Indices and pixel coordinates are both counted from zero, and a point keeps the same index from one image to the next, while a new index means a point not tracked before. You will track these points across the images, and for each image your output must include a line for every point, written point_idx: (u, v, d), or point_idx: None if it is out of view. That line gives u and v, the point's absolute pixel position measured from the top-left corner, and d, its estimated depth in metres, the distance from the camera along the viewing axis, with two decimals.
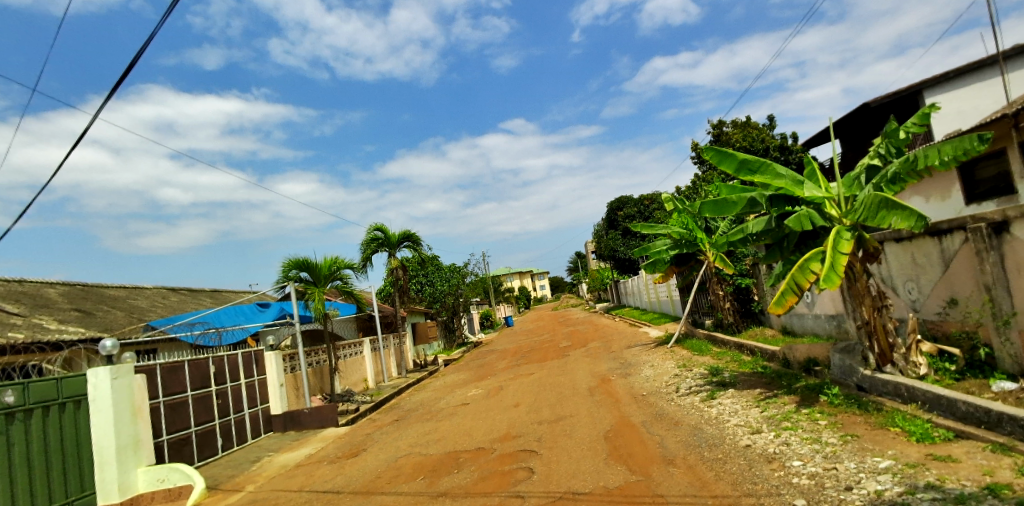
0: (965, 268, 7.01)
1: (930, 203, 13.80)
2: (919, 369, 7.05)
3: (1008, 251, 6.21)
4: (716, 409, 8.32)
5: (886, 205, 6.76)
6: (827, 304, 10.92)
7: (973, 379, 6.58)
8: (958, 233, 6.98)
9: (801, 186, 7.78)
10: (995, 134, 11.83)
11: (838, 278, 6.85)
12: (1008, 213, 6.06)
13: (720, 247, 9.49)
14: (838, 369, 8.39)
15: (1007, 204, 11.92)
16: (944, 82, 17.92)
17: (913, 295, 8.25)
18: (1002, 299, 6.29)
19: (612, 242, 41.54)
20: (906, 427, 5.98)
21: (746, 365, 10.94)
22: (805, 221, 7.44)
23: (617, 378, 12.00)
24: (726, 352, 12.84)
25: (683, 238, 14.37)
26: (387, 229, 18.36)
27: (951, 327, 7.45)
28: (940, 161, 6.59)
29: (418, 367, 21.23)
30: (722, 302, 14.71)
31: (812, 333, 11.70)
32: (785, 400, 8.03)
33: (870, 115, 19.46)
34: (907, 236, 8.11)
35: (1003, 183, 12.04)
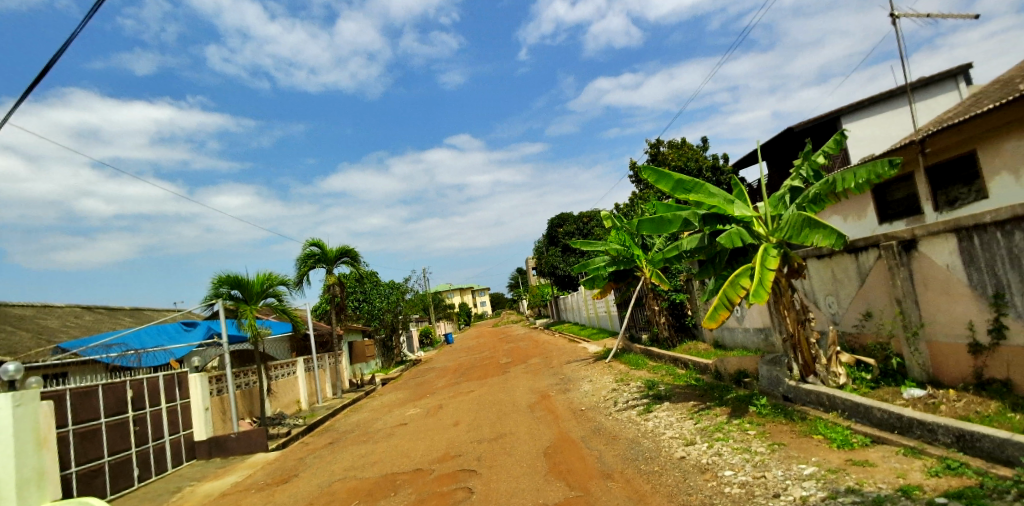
0: (878, 283, 7.52)
1: (847, 223, 14.74)
2: (839, 378, 7.43)
3: (915, 268, 6.68)
4: (652, 422, 8.50)
5: (809, 224, 7.14)
6: (755, 318, 11.45)
7: (886, 386, 7.01)
8: (872, 250, 7.50)
9: (731, 205, 8.11)
10: (903, 159, 12.50)
11: (767, 292, 7.15)
12: (916, 232, 6.55)
13: (655, 263, 9.73)
14: (766, 380, 8.73)
15: (915, 224, 12.63)
16: (858, 110, 19.31)
17: (833, 308, 8.74)
18: (911, 312, 6.77)
19: (552, 258, 41.95)
20: (827, 434, 6.30)
21: (679, 378, 11.27)
22: (736, 238, 7.74)
23: (556, 393, 12.10)
24: (661, 365, 13.18)
25: (621, 256, 14.79)
26: (323, 245, 17.86)
27: (867, 338, 7.94)
28: (856, 184, 7.06)
29: (355, 387, 20.66)
30: (657, 317, 15.15)
31: (742, 346, 12.20)
32: (717, 412, 8.32)
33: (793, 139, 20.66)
34: (827, 253, 8.62)
35: (913, 204, 12.76)
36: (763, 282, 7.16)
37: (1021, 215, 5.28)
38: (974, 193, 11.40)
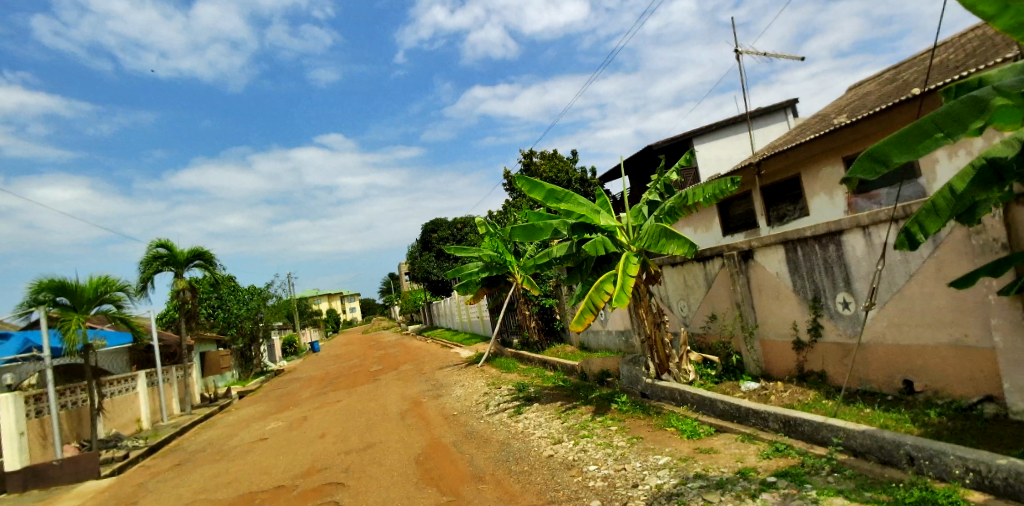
0: (722, 288, 8.41)
1: (697, 234, 16.21)
2: (688, 375, 8.17)
3: (752, 275, 7.58)
4: (522, 423, 8.74)
5: (665, 235, 7.75)
6: (617, 321, 12.27)
7: (727, 381, 7.85)
8: (717, 259, 8.38)
9: (598, 215, 8.60)
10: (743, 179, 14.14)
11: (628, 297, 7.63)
12: (753, 243, 7.43)
13: (527, 269, 10.04)
14: (626, 379, 9.37)
15: (751, 237, 14.36)
16: (707, 132, 21.54)
17: (684, 311, 9.62)
18: (748, 314, 7.65)
19: (426, 263, 41.58)
20: (679, 426, 6.91)
21: (548, 380, 11.73)
22: (601, 247, 8.20)
23: (429, 399, 12.00)
24: (531, 368, 13.63)
25: (494, 261, 14.80)
26: (172, 246, 16.09)
27: (712, 338, 8.84)
28: (704, 198, 7.83)
29: (208, 402, 18.84)
30: (528, 322, 15.64)
31: (605, 348, 13.01)
32: (583, 410, 8.77)
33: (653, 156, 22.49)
34: (680, 261, 9.48)
35: (750, 219, 14.49)
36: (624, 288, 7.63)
37: (833, 230, 6.19)
38: (798, 210, 13.08)
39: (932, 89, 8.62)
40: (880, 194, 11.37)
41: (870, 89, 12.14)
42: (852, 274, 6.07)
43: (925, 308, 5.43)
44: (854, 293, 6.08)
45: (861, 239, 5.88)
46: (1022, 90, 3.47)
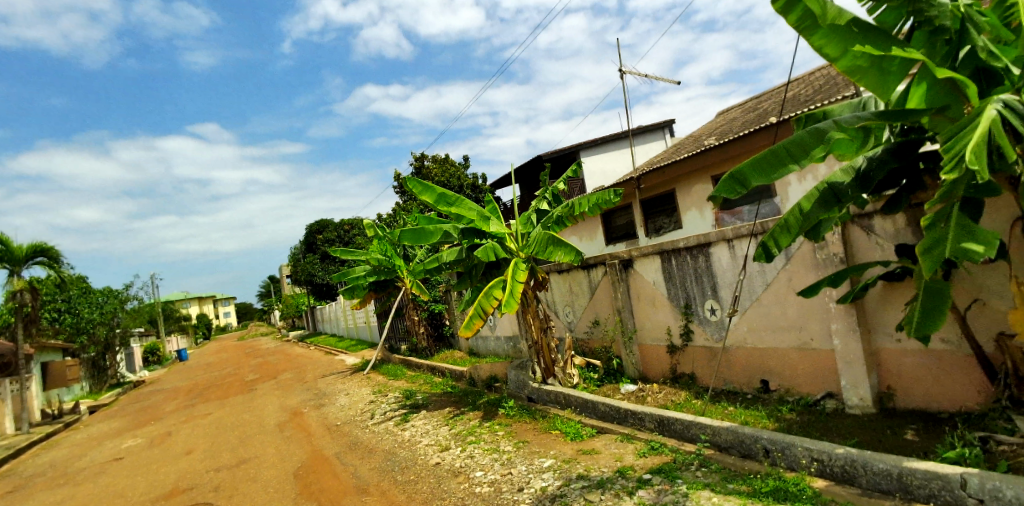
0: (604, 295, 8.82)
1: (582, 242, 17.07)
2: (572, 378, 8.41)
3: (631, 283, 8.02)
4: (409, 431, 8.53)
5: (552, 242, 7.86)
6: (505, 327, 12.41)
7: (608, 384, 8.21)
8: (600, 267, 8.78)
9: (488, 221, 8.60)
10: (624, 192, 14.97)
11: (517, 302, 7.68)
12: (633, 253, 7.85)
13: (416, 274, 9.84)
14: (513, 384, 9.48)
15: (631, 247, 15.25)
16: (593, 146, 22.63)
17: (569, 317, 9.95)
18: (627, 320, 8.08)
19: (309, 266, 39.46)
20: (562, 428, 7.10)
21: (436, 386, 11.58)
22: (491, 253, 8.18)
23: (310, 409, 11.34)
24: (419, 375, 13.38)
25: (383, 265, 14.42)
26: (6, 240, 13.83)
27: (595, 343, 9.22)
28: (588, 207, 8.11)
29: (50, 418, 16.41)
30: (417, 327, 15.36)
31: (494, 353, 13.12)
32: (470, 416, 8.74)
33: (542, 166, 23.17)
34: (566, 269, 9.80)
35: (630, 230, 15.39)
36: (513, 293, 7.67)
37: (703, 243, 6.72)
38: (673, 222, 14.11)
39: (786, 119, 9.72)
40: (742, 211, 12.66)
41: (736, 115, 13.42)
42: (719, 283, 6.62)
43: (778, 314, 6.07)
44: (720, 301, 6.63)
45: (727, 252, 6.43)
46: (856, 125, 3.99)
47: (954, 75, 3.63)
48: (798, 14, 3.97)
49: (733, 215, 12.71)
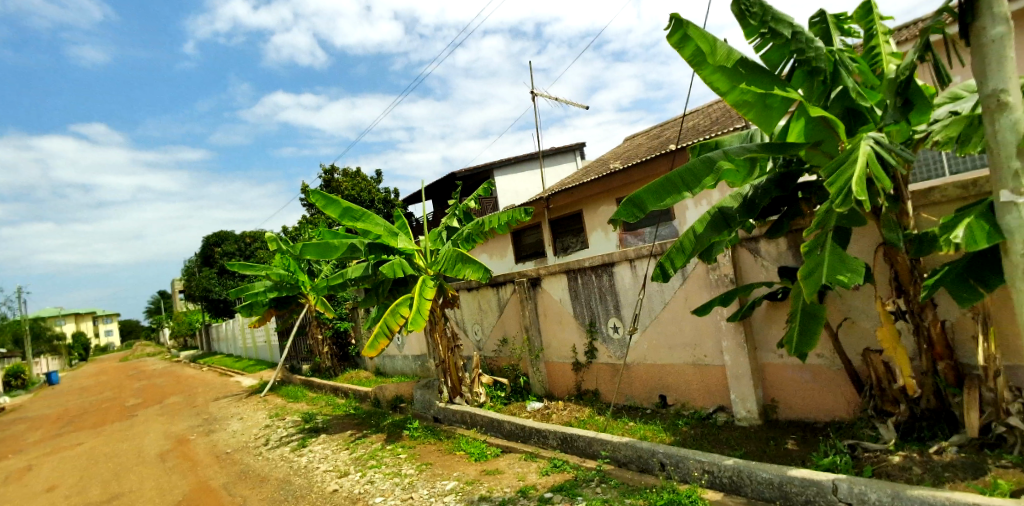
0: (512, 313, 8.83)
1: (492, 260, 17.22)
2: (479, 397, 8.28)
3: (539, 301, 8.09)
4: (306, 457, 8.01)
5: (461, 259, 7.71)
6: (413, 346, 12.11)
7: (515, 402, 8.18)
8: (509, 285, 8.80)
9: (395, 237, 8.37)
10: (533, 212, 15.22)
11: (423, 321, 7.40)
12: (541, 272, 7.94)
13: (319, 291, 9.40)
14: (419, 404, 9.21)
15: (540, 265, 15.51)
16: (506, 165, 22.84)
17: (477, 335, 9.87)
18: (534, 338, 8.12)
19: (205, 280, 36.68)
20: (467, 449, 6.95)
21: (338, 408, 11.03)
22: (398, 269, 7.92)
23: (197, 436, 10.40)
24: (321, 396, 12.71)
25: (285, 281, 13.67)
26: None
27: (502, 361, 9.18)
28: (499, 225, 8.08)
29: None
30: (321, 347, 14.62)
31: (401, 373, 12.75)
32: (373, 439, 8.36)
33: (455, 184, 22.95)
34: (475, 286, 9.73)
35: (537, 249, 15.67)
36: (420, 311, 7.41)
37: (606, 262, 6.91)
38: (580, 242, 14.44)
39: (683, 147, 10.35)
40: (644, 233, 12.99)
41: (640, 142, 14.11)
42: (621, 302, 6.81)
43: (675, 332, 6.33)
44: (622, 318, 6.83)
45: (629, 271, 6.65)
46: (743, 156, 4.27)
47: (826, 114, 3.94)
48: (692, 49, 4.24)
49: (635, 236, 13.23)
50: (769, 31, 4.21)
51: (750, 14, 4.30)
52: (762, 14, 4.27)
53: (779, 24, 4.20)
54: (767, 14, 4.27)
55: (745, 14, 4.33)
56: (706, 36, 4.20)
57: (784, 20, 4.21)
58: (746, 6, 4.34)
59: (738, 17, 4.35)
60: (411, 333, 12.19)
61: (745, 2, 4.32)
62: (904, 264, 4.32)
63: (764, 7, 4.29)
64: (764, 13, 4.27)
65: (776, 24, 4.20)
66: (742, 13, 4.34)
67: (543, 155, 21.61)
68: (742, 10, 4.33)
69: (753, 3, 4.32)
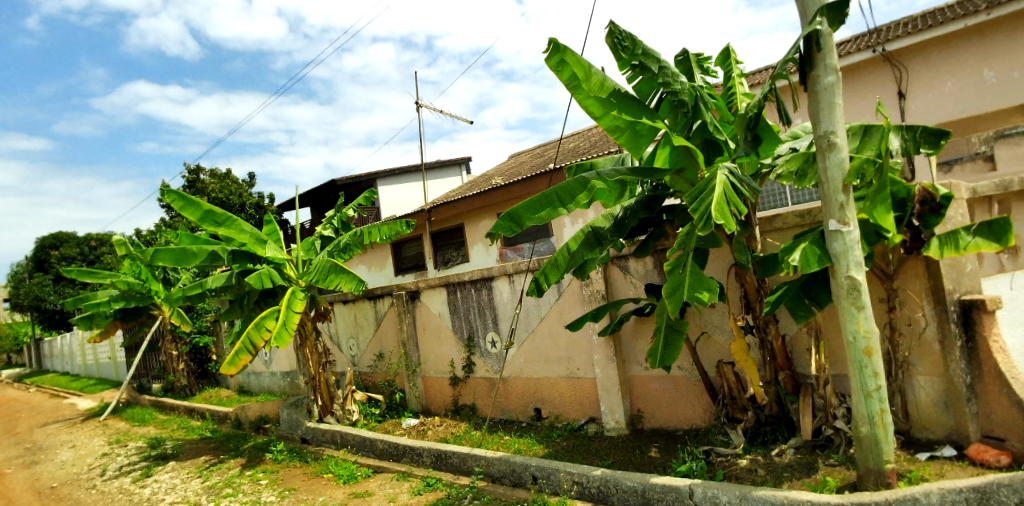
0: (390, 327, 8.55)
1: (370, 272, 16.68)
2: (351, 415, 7.87)
3: (417, 314, 7.92)
4: (148, 489, 7.08)
5: (335, 270, 7.24)
6: (282, 361, 11.29)
7: (389, 419, 7.87)
8: (387, 298, 8.51)
9: (263, 245, 7.65)
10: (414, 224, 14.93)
11: (289, 335, 6.75)
12: (420, 285, 7.78)
13: (173, 301, 8.45)
14: (285, 424, 8.58)
15: (419, 278, 15.25)
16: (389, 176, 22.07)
17: (352, 350, 9.42)
18: (412, 352, 7.92)
19: (36, 288, 31.75)
20: (335, 471, 6.54)
21: (192, 431, 9.94)
22: (267, 279, 7.29)
23: (9, 471, 8.81)
24: (173, 418, 11.40)
25: (134, 290, 12.17)
26: None
27: (378, 377, 8.83)
28: (379, 237, 7.80)
29: None
30: (174, 364, 13.13)
31: (267, 391, 11.84)
32: (230, 465, 7.61)
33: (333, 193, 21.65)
34: (351, 299, 9.30)
35: (418, 261, 15.40)
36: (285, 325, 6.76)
37: (485, 276, 6.91)
38: (460, 256, 14.36)
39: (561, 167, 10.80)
40: (523, 248, 13.03)
41: (524, 160, 14.46)
42: (499, 316, 6.83)
43: (549, 346, 6.46)
44: (500, 333, 6.84)
45: (507, 286, 6.69)
46: (614, 178, 4.45)
47: (687, 144, 4.22)
48: (568, 74, 4.35)
49: (514, 251, 13.31)
50: (639, 65, 4.43)
51: (621, 47, 4.48)
52: (633, 48, 4.47)
53: (648, 58, 4.43)
54: (638, 48, 4.47)
55: (618, 47, 4.50)
56: (581, 62, 4.35)
57: (653, 55, 4.46)
58: (619, 39, 4.52)
59: (611, 49, 4.51)
60: (279, 348, 11.37)
61: (618, 34, 4.49)
62: (752, 284, 4.72)
63: (635, 41, 4.49)
64: (635, 47, 4.47)
65: (646, 58, 4.43)
66: (615, 45, 4.50)
67: (429, 167, 21.29)
68: (616, 43, 4.49)
69: (626, 36, 4.50)
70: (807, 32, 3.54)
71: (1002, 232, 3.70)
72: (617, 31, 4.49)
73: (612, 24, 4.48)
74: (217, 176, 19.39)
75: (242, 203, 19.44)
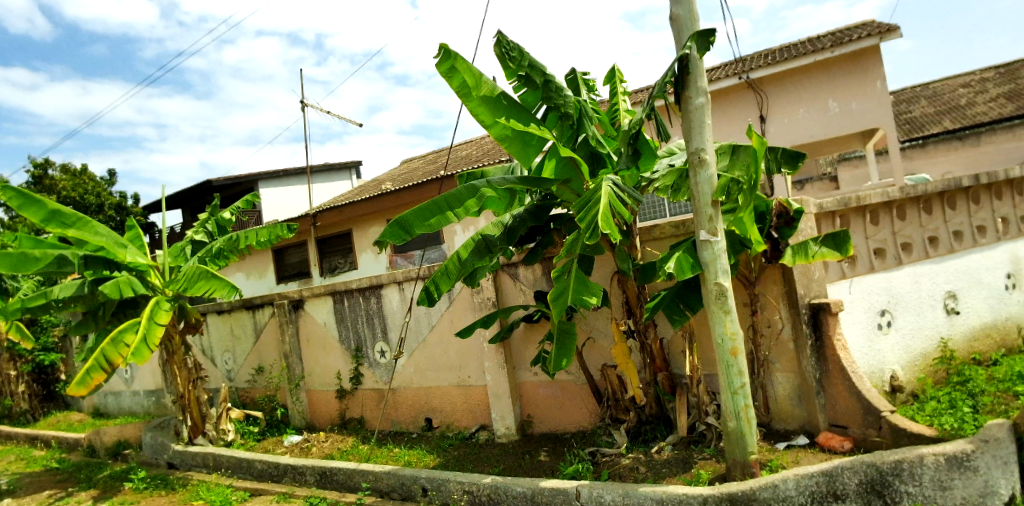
0: (270, 339, 8.04)
1: (249, 280, 15.64)
2: (227, 435, 7.27)
3: (301, 325, 7.53)
4: None
5: (204, 276, 6.67)
6: (146, 379, 10.22)
7: (270, 437, 7.38)
8: (267, 308, 7.99)
9: (123, 249, 6.83)
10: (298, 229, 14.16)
11: (149, 351, 6.09)
12: (303, 293, 7.41)
13: (10, 314, 7.34)
14: (148, 449, 7.76)
15: (304, 286, 14.51)
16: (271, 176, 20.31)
17: (228, 365, 8.74)
18: (295, 365, 7.52)
19: None
20: (207, 497, 5.98)
21: (32, 463, 8.67)
22: (125, 288, 6.54)
23: None
24: (8, 449, 9.88)
25: None
26: None
27: (257, 392, 8.26)
28: (256, 242, 7.31)
29: None
30: (12, 386, 11.41)
31: (129, 412, 10.67)
32: (79, 499, 6.71)
33: (204, 194, 19.61)
34: (226, 309, 8.62)
35: (302, 269, 14.65)
36: (145, 339, 6.11)
37: (374, 284, 6.70)
38: (348, 263, 13.83)
39: (452, 175, 10.83)
40: (414, 255, 12.74)
41: (417, 166, 14.28)
42: (389, 325, 6.64)
43: (441, 355, 6.41)
44: (389, 343, 6.66)
45: (397, 294, 6.52)
46: (504, 186, 4.49)
47: (573, 154, 4.35)
48: (458, 80, 4.35)
49: (405, 258, 12.97)
50: (526, 75, 4.52)
51: (508, 58, 4.54)
52: (520, 59, 4.54)
53: (534, 70, 4.53)
54: (525, 60, 4.56)
55: (505, 57, 4.56)
56: (471, 69, 4.35)
57: (539, 67, 4.56)
58: (506, 49, 4.58)
59: (498, 58, 4.56)
60: (143, 365, 10.29)
61: (505, 45, 4.54)
62: (634, 290, 4.96)
63: (522, 53, 4.57)
64: (522, 58, 4.55)
65: (532, 70, 4.53)
66: (502, 55, 4.55)
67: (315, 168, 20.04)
68: (503, 53, 4.55)
69: (513, 47, 4.57)
70: (679, 56, 3.81)
71: (843, 242, 4.26)
72: (504, 41, 4.54)
73: (500, 34, 4.52)
74: (70, 173, 17.24)
75: (100, 203, 17.42)
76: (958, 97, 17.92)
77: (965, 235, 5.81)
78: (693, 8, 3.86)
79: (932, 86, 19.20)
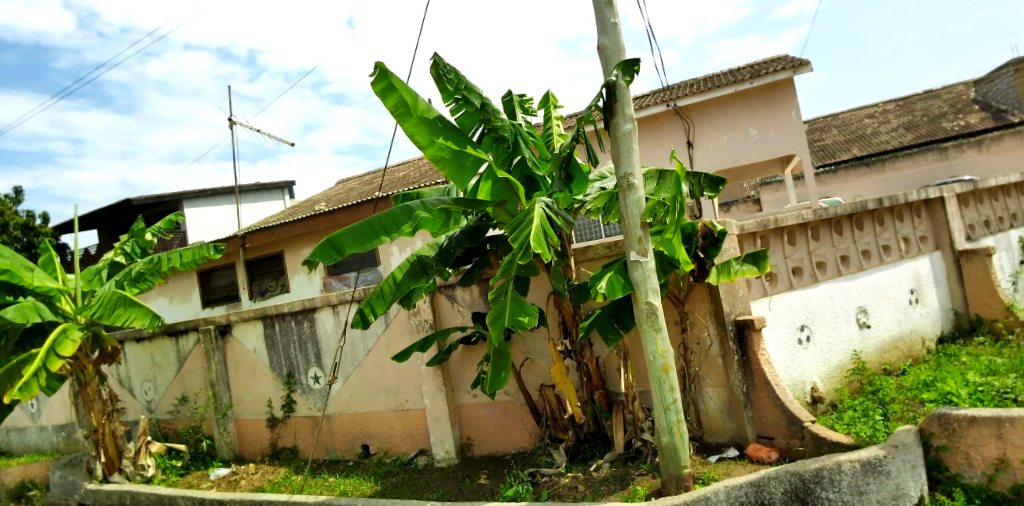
0: (194, 367, 7.63)
1: (172, 304, 14.82)
2: (146, 471, 6.80)
3: (229, 352, 7.21)
4: None
5: (122, 303, 6.28)
6: (55, 413, 9.45)
7: (194, 471, 6.98)
8: (191, 334, 7.59)
9: (30, 272, 6.29)
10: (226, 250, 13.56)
11: (36, 388, 5.63)
12: (231, 318, 7.11)
13: None
14: (57, 489, 7.15)
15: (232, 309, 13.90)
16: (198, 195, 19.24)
17: (148, 395, 8.22)
18: (222, 394, 7.17)
19: None
20: None
21: None
22: (29, 314, 6.05)
23: None
24: None
25: None
26: None
27: (180, 424, 7.79)
28: (179, 264, 6.97)
29: None
30: None
31: (34, 450, 9.81)
32: None
33: (122, 212, 18.36)
34: (146, 336, 8.13)
35: (231, 291, 14.04)
36: (35, 374, 5.61)
37: (307, 308, 6.50)
38: (280, 286, 13.38)
39: (387, 196, 10.73)
40: (348, 277, 12.55)
41: (354, 187, 14.05)
42: (322, 350, 6.44)
43: (377, 379, 6.28)
44: (323, 368, 6.45)
45: (331, 317, 6.35)
46: (439, 207, 4.48)
47: (509, 177, 4.41)
48: (395, 100, 4.33)
49: (339, 280, 12.73)
50: (463, 98, 4.57)
51: (446, 80, 4.57)
52: (457, 82, 4.59)
53: (471, 94, 4.59)
54: (462, 83, 4.61)
55: (442, 79, 4.58)
56: (408, 89, 4.35)
57: (475, 90, 4.63)
58: (443, 71, 4.60)
59: (436, 80, 4.58)
60: (52, 398, 9.51)
61: (442, 67, 4.57)
62: (569, 310, 5.03)
63: (458, 76, 4.62)
64: (459, 81, 4.60)
65: (469, 93, 4.58)
66: (439, 77, 4.57)
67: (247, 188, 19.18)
68: (440, 74, 4.56)
69: (450, 70, 4.61)
70: (606, 83, 3.95)
71: (761, 259, 4.49)
72: (441, 63, 4.57)
73: (437, 57, 4.55)
74: None
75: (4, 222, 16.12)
76: (864, 126, 19.45)
77: (872, 254, 6.27)
78: (619, 40, 4.04)
79: (841, 116, 20.74)
